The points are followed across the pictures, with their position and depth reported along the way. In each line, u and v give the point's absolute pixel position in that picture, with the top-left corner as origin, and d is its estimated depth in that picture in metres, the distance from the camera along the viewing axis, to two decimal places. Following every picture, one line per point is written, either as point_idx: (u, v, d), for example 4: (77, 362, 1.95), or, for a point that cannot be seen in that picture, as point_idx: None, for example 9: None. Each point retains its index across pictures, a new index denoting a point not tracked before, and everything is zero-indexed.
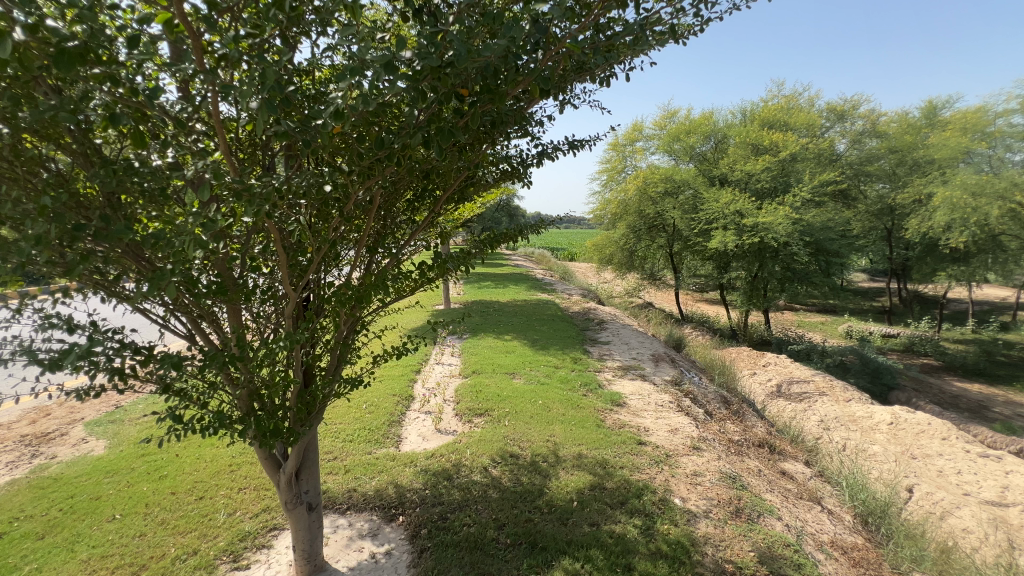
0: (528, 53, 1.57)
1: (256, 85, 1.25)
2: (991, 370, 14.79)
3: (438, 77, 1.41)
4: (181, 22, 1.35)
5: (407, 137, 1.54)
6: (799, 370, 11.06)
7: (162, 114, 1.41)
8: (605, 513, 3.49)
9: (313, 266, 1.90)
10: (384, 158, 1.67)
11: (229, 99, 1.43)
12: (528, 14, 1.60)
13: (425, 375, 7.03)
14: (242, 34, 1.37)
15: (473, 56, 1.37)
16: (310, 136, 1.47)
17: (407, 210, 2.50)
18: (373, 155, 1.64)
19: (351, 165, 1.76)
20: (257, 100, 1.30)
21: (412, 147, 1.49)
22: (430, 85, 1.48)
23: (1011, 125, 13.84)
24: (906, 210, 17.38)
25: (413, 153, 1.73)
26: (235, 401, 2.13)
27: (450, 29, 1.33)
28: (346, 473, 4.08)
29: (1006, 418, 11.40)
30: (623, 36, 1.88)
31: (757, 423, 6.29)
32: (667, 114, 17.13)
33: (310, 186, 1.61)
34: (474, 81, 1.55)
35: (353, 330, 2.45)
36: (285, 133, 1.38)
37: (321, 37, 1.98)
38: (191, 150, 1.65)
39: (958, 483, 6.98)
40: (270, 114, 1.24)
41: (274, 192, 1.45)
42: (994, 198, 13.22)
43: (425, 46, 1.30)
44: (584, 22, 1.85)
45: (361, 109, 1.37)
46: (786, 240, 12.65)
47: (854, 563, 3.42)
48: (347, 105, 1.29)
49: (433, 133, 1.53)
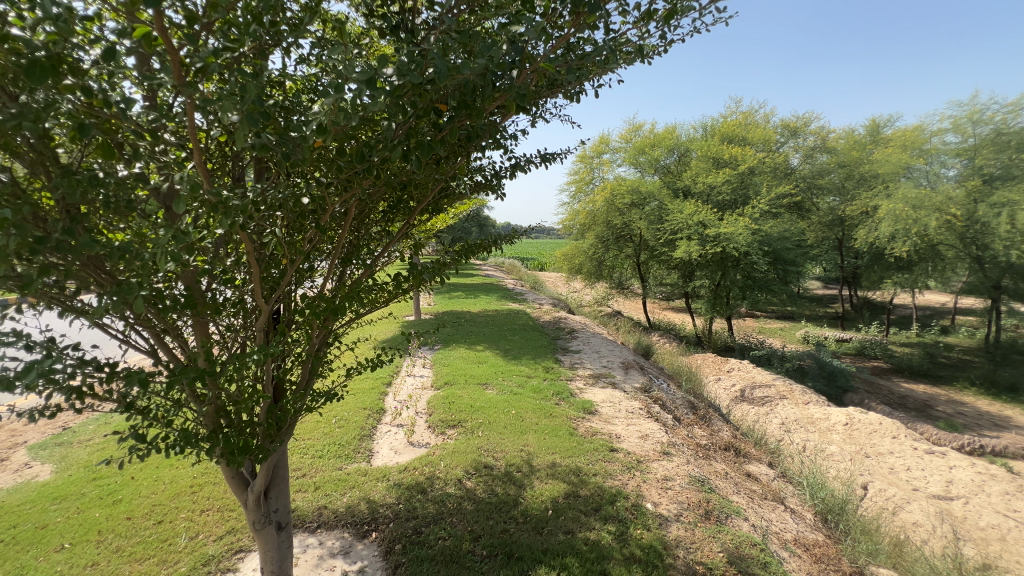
0: (507, 71, 1.61)
1: (236, 99, 1.24)
2: (934, 371, 15.78)
3: (419, 93, 1.44)
4: (158, 35, 1.33)
5: (387, 150, 1.55)
6: (760, 375, 11.48)
7: (134, 124, 1.37)
8: (580, 521, 3.51)
9: (287, 278, 1.86)
10: (362, 171, 1.67)
11: (204, 109, 1.39)
12: (506, 34, 1.63)
13: (396, 388, 6.91)
14: (223, 48, 1.36)
15: (453, 72, 1.41)
16: (289, 150, 1.46)
17: (381, 220, 2.48)
18: (351, 168, 1.65)
19: (328, 177, 1.75)
20: (236, 113, 1.29)
21: (391, 159, 1.50)
22: (410, 100, 1.50)
23: (946, 143, 14.93)
24: (854, 222, 18.45)
25: (390, 166, 1.73)
26: (201, 418, 2.04)
27: (431, 48, 1.36)
28: (315, 490, 3.95)
29: (949, 416, 12.17)
30: (595, 57, 1.93)
31: (722, 427, 6.50)
32: (633, 127, 17.68)
33: (286, 198, 1.59)
34: (452, 97, 1.59)
35: (326, 343, 2.41)
36: (264, 145, 1.37)
37: (297, 49, 1.97)
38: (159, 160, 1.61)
39: (908, 479, 7.40)
40: (251, 127, 1.23)
41: (250, 205, 1.42)
42: (932, 211, 14.32)
43: (406, 64, 1.33)
44: (557, 43, 1.89)
45: (341, 123, 1.37)
46: (747, 250, 13.19)
47: (816, 559, 3.54)
48: (333, 118, 1.29)
49: (412, 147, 1.55)
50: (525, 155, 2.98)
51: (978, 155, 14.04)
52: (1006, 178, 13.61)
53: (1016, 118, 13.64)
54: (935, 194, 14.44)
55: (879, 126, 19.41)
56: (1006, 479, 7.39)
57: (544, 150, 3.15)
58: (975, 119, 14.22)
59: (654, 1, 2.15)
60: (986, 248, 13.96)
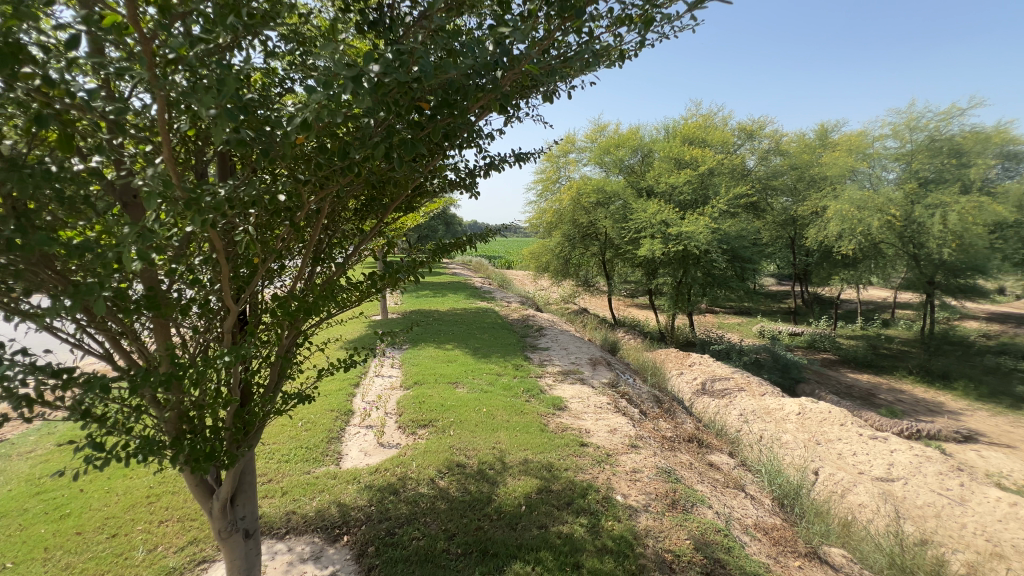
0: (491, 72, 1.63)
1: (213, 92, 1.20)
2: (876, 362, 16.87)
3: (405, 90, 1.43)
4: (127, 24, 1.27)
5: (368, 148, 1.53)
6: (720, 368, 11.93)
7: (95, 116, 1.30)
8: (552, 515, 3.56)
9: (258, 278, 1.80)
10: (340, 168, 1.64)
11: (173, 102, 1.34)
12: (492, 34, 1.65)
13: (365, 388, 6.79)
14: (196, 39, 1.30)
15: (439, 71, 1.41)
16: (267, 145, 1.42)
17: (354, 218, 2.45)
18: (330, 165, 1.62)
19: (303, 174, 1.70)
20: (212, 107, 1.25)
21: (373, 158, 1.49)
22: (393, 98, 1.49)
23: (887, 148, 15.93)
24: (806, 221, 19.43)
25: (369, 163, 1.71)
26: (162, 425, 1.94)
27: (418, 47, 1.35)
28: (283, 495, 3.84)
29: (890, 403, 13.04)
30: (578, 60, 1.96)
31: (686, 420, 6.73)
32: (598, 127, 17.96)
33: (259, 196, 1.54)
34: (436, 95, 1.59)
35: (296, 344, 2.34)
36: (241, 140, 1.33)
37: (268, 41, 1.91)
38: (121, 154, 1.53)
39: (854, 463, 7.89)
40: (229, 121, 1.19)
41: (223, 203, 1.38)
42: (875, 211, 15.25)
43: (393, 61, 1.32)
44: (540, 45, 1.92)
45: (324, 119, 1.35)
46: (707, 248, 13.66)
47: (775, 541, 3.71)
48: (319, 113, 1.26)
49: (394, 145, 1.54)
50: (500, 154, 2.99)
51: (915, 160, 15.13)
52: (939, 182, 14.93)
53: (947, 126, 14.76)
54: (877, 196, 15.40)
55: (828, 130, 20.51)
56: (940, 460, 7.99)
57: (519, 149, 3.18)
58: (912, 126, 15.22)
59: (628, 6, 2.21)
60: (922, 247, 15.01)
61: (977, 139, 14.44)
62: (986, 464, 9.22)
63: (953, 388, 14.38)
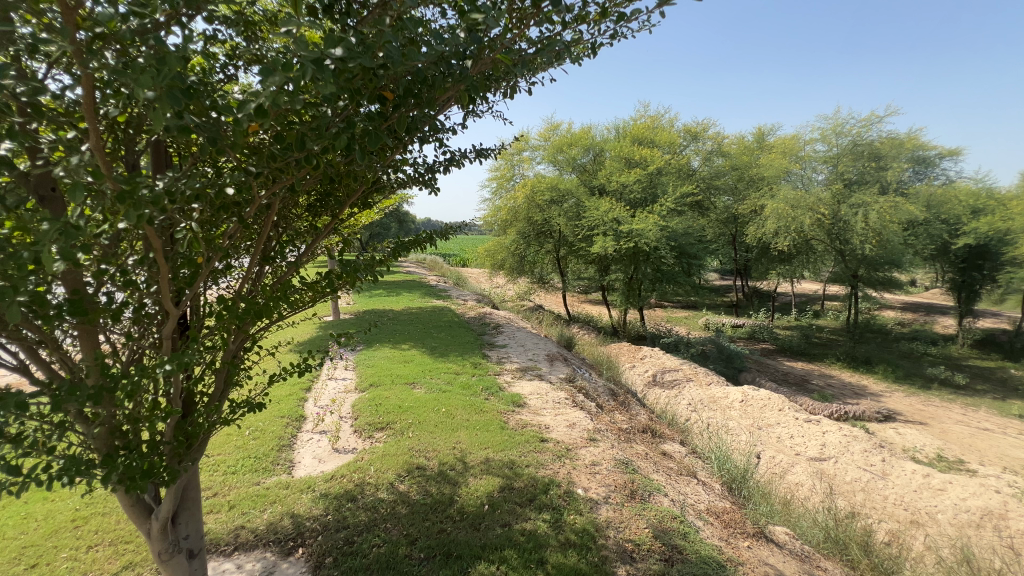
0: (460, 60, 1.58)
1: (152, 72, 1.09)
2: (808, 350, 18.14)
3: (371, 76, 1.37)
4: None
5: (329, 138, 1.45)
6: (670, 360, 12.42)
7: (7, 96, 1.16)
8: (515, 513, 3.57)
9: (203, 278, 1.68)
10: (296, 160, 1.55)
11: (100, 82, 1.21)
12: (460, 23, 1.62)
13: (317, 393, 6.53)
14: (130, 13, 1.19)
15: (408, 59, 1.38)
16: (214, 134, 1.32)
17: (307, 214, 2.34)
18: (285, 157, 1.52)
19: (254, 167, 1.60)
20: (151, 89, 1.14)
21: (336, 149, 1.41)
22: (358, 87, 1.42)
23: (816, 151, 17.13)
24: (746, 219, 20.56)
25: (329, 155, 1.62)
26: (90, 442, 1.77)
27: (385, 32, 1.30)
28: (230, 509, 3.62)
29: (821, 388, 14.07)
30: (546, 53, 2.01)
31: (640, 411, 6.94)
32: (551, 126, 18.16)
33: (205, 190, 1.42)
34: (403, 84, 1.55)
35: (244, 349, 2.21)
36: (185, 127, 1.23)
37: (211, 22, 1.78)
38: (38, 141, 1.37)
39: (792, 445, 8.45)
40: (171, 105, 1.09)
41: (162, 197, 1.26)
42: (806, 210, 16.38)
43: (358, 44, 1.27)
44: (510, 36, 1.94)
45: (283, 106, 1.28)
46: (656, 245, 14.16)
47: (725, 524, 3.89)
48: (277, 100, 1.19)
49: (357, 137, 1.50)
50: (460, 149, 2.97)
51: (841, 162, 16.37)
52: (861, 183, 16.23)
53: (867, 132, 16.06)
54: (808, 196, 16.52)
55: (765, 133, 21.79)
56: (865, 438, 8.71)
57: (480, 144, 3.15)
58: (838, 131, 16.45)
59: (588, 3, 2.22)
60: (847, 243, 16.26)
61: (893, 144, 15.81)
62: (903, 440, 10.15)
63: (875, 371, 15.73)
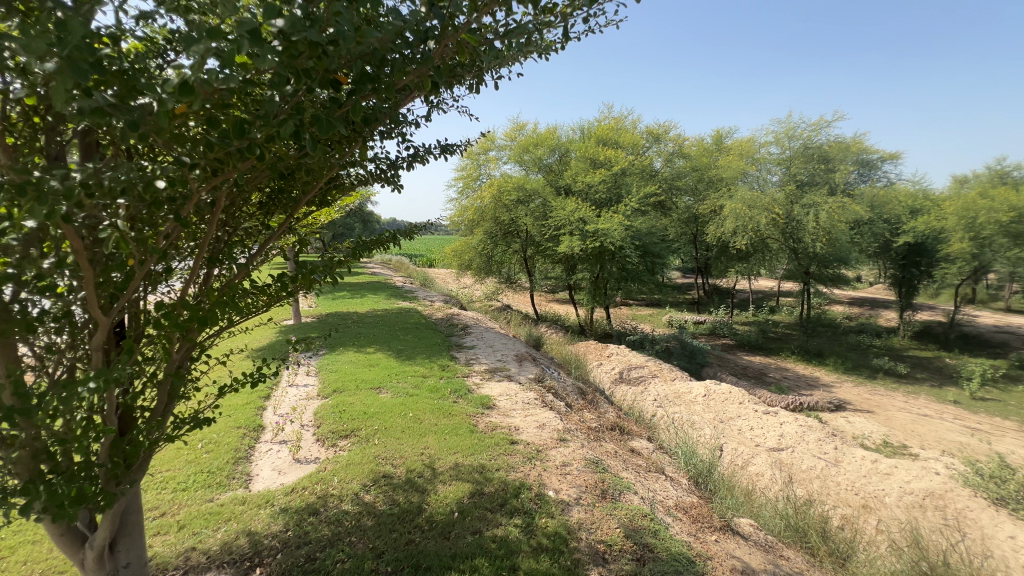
0: (416, 40, 1.51)
1: (55, 47, 1.00)
2: (765, 344, 18.89)
3: (317, 54, 1.28)
4: None
5: (273, 126, 1.34)
6: (636, 358, 12.64)
7: None
8: (486, 519, 3.51)
9: (137, 280, 1.53)
10: (237, 151, 1.44)
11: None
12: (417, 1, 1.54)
13: (277, 401, 6.26)
14: None
15: (357, 37, 1.31)
16: (137, 119, 1.21)
17: (258, 213, 2.22)
18: (225, 148, 1.41)
19: (191, 159, 1.48)
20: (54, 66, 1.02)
21: (280, 136, 1.31)
22: (305, 68, 1.33)
23: (771, 154, 17.87)
24: (706, 219, 21.21)
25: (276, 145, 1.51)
26: (10, 468, 1.59)
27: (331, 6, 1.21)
28: (180, 530, 3.39)
29: (778, 380, 14.67)
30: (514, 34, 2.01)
31: (608, 409, 7.01)
32: (517, 126, 18.18)
33: (132, 182, 1.30)
34: (354, 65, 1.47)
35: (190, 358, 2.05)
36: (97, 109, 1.16)
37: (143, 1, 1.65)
38: None
39: (752, 437, 8.75)
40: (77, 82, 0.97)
41: (76, 189, 1.14)
42: (762, 210, 17.05)
43: (300, 17, 1.19)
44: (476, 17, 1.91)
45: (216, 85, 1.18)
46: (621, 244, 14.39)
47: (693, 519, 3.96)
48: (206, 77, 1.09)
49: (306, 122, 1.40)
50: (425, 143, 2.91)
51: (793, 165, 17.16)
52: (811, 184, 17.03)
53: (817, 136, 16.89)
54: (764, 196, 17.19)
55: (723, 136, 22.52)
56: (819, 428, 9.12)
57: (445, 140, 3.09)
58: (790, 135, 17.22)
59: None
60: (800, 242, 17.04)
61: (840, 148, 16.68)
62: (853, 428, 10.70)
63: (826, 363, 16.56)
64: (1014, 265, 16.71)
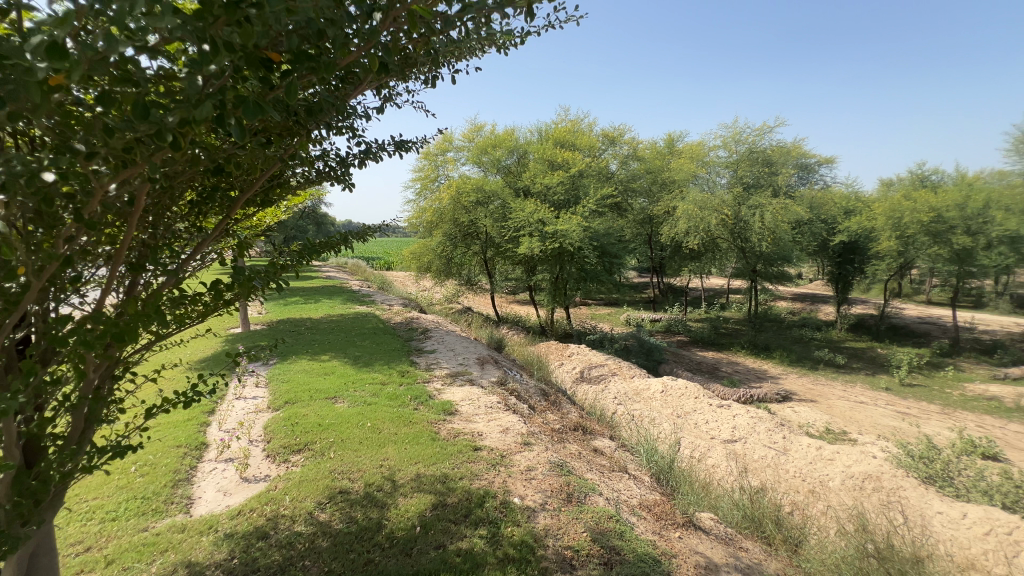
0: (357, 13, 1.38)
1: None
2: (717, 340, 19.68)
3: (238, 23, 1.14)
4: None
5: (189, 108, 1.18)
6: (596, 356, 12.82)
7: None
8: (450, 531, 3.40)
9: (34, 289, 1.35)
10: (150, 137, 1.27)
11: None
12: None
13: (222, 416, 5.88)
14: None
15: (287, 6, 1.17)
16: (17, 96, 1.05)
17: (189, 213, 2.04)
18: (134, 133, 1.24)
19: (96, 149, 1.31)
20: None
21: (195, 118, 1.16)
22: (226, 42, 1.19)
23: (719, 157, 18.65)
24: (660, 220, 21.87)
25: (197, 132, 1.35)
26: None
27: None
28: (109, 565, 3.08)
29: (729, 374, 15.30)
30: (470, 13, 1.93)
31: (570, 409, 7.04)
32: (474, 127, 18.08)
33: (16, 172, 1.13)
34: (288, 45, 1.34)
35: (112, 377, 1.85)
36: None
37: None
38: None
39: (708, 430, 9.05)
40: None
41: None
42: (712, 211, 17.76)
43: None
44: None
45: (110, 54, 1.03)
46: (580, 245, 14.58)
47: (657, 517, 4.00)
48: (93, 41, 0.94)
49: (230, 106, 1.26)
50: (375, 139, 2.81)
51: (740, 168, 17.99)
52: (756, 187, 17.90)
53: (761, 140, 17.75)
54: (713, 198, 17.89)
55: (674, 139, 23.30)
56: (768, 419, 9.55)
57: (398, 137, 2.99)
58: (736, 139, 18.06)
59: None
60: (747, 241, 17.87)
61: (782, 152, 17.62)
62: (799, 418, 11.29)
63: (773, 356, 17.45)
64: (934, 261, 18.22)
